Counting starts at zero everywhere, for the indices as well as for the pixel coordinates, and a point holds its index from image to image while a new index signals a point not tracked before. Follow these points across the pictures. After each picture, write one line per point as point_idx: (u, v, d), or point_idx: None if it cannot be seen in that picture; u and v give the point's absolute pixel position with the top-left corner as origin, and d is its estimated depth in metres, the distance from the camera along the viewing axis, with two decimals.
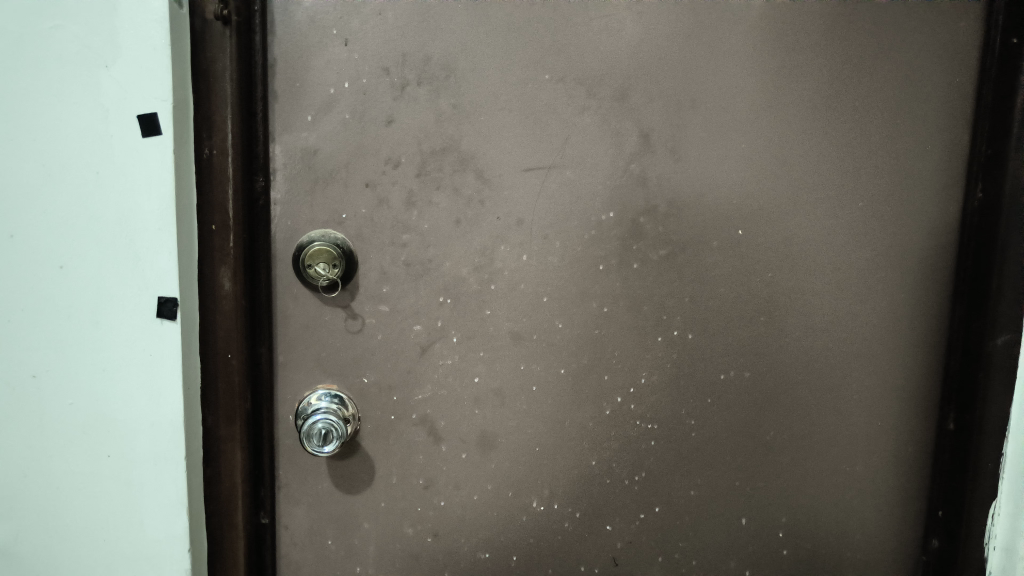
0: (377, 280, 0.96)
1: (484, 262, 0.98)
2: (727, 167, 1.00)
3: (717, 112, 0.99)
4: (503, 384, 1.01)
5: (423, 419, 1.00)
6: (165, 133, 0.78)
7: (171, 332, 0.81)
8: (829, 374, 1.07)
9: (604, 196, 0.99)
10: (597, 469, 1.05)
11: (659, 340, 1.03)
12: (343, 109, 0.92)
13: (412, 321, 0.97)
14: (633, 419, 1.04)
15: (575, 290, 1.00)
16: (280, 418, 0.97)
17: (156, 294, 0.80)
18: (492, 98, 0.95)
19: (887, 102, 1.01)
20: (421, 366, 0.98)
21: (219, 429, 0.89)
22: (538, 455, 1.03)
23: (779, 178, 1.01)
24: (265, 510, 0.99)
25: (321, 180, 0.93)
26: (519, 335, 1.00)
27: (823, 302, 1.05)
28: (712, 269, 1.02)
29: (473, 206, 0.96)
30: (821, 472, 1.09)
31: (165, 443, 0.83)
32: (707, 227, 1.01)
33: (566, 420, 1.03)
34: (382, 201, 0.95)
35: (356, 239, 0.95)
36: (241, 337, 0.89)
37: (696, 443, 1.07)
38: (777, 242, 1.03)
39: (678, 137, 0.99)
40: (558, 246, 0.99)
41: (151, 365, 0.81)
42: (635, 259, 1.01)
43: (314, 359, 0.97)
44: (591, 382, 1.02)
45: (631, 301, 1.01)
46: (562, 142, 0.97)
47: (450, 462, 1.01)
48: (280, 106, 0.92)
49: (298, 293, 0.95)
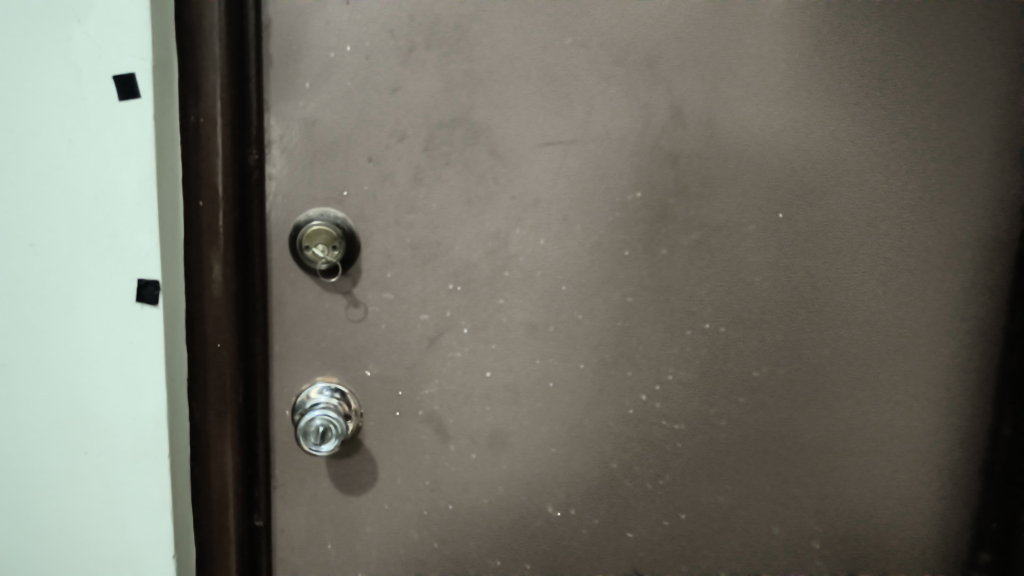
0: (381, 265, 0.88)
1: (498, 247, 0.89)
2: (765, 145, 0.91)
3: (755, 83, 0.90)
4: (518, 379, 0.93)
5: (430, 416, 0.92)
6: (143, 96, 0.70)
7: (152, 319, 0.73)
8: (873, 372, 0.98)
9: (630, 174, 0.90)
10: (619, 472, 0.97)
11: (687, 333, 0.94)
12: (345, 76, 0.84)
13: (419, 310, 0.89)
14: (659, 419, 0.96)
15: (596, 278, 0.92)
16: (276, 413, 0.90)
17: (136, 277, 0.73)
18: (509, 66, 0.86)
19: (943, 73, 0.92)
20: (429, 358, 0.91)
21: (210, 426, 0.80)
22: (554, 457, 0.95)
23: (823, 157, 0.92)
24: (260, 512, 0.91)
25: (321, 154, 0.85)
26: (535, 327, 0.92)
27: (867, 294, 0.96)
28: (747, 257, 0.94)
29: (487, 184, 0.88)
30: (861, 478, 1.01)
31: (146, 439, 0.76)
32: (742, 211, 0.93)
33: (585, 419, 0.95)
34: (387, 178, 0.86)
35: (358, 220, 0.87)
36: (233, 324, 0.79)
37: (726, 445, 0.98)
38: (818, 228, 0.94)
39: (712, 110, 0.90)
40: (578, 230, 0.90)
41: (130, 354, 0.74)
42: (663, 245, 0.92)
43: (313, 350, 0.89)
44: (613, 378, 0.94)
45: (658, 291, 0.93)
46: (584, 115, 0.88)
47: (459, 463, 0.93)
48: (275, 72, 0.84)
49: (295, 278, 0.87)
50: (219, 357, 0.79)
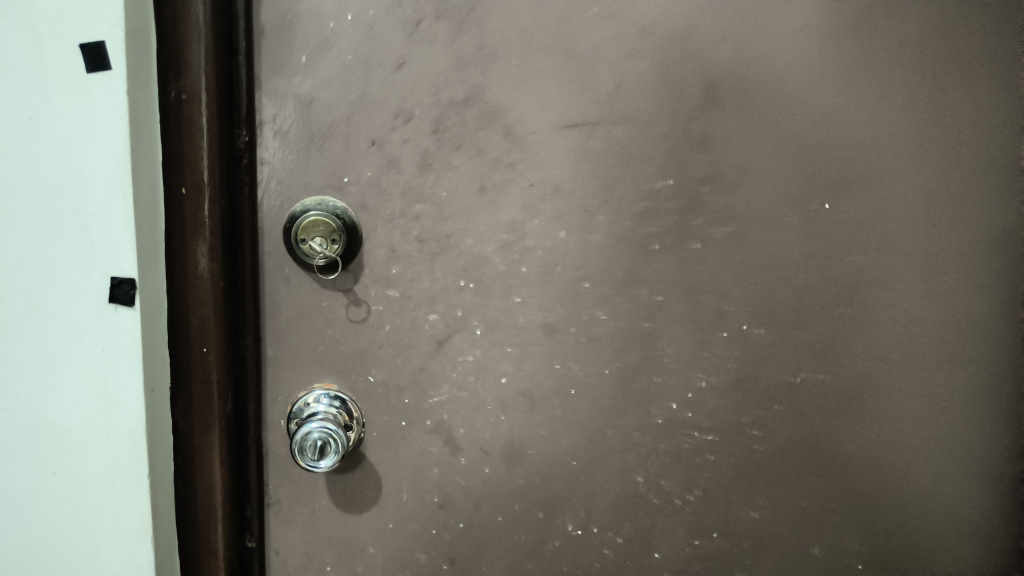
0: (385, 260, 0.80)
1: (514, 240, 0.81)
2: (807, 128, 0.83)
3: (797, 60, 0.82)
4: (535, 385, 0.84)
5: (439, 426, 0.84)
6: (115, 68, 0.63)
7: (127, 321, 0.66)
8: (923, 378, 0.90)
9: (659, 160, 0.81)
10: (645, 486, 0.88)
11: (721, 335, 0.86)
12: (345, 50, 0.76)
13: (427, 310, 0.81)
14: (689, 429, 0.88)
15: (622, 274, 0.83)
16: (270, 423, 0.81)
17: (109, 275, 0.65)
18: (526, 40, 0.78)
19: (997, 51, 0.84)
20: (438, 363, 0.82)
21: (195, 439, 0.71)
22: (574, 471, 0.87)
23: (868, 142, 0.84)
24: (252, 531, 0.83)
25: (319, 136, 0.77)
26: (555, 328, 0.83)
27: (916, 292, 0.88)
28: (787, 251, 0.85)
29: (502, 171, 0.80)
30: (906, 492, 0.92)
31: (123, 455, 0.68)
32: (782, 201, 0.84)
33: (608, 429, 0.86)
34: (392, 163, 0.78)
35: (360, 210, 0.79)
36: (221, 325, 0.71)
37: (762, 456, 0.90)
38: (863, 220, 0.86)
39: (751, 88, 0.81)
40: (602, 221, 0.82)
41: (103, 362, 0.66)
42: (696, 238, 0.84)
43: (311, 354, 0.81)
44: (640, 385, 0.86)
45: (690, 289, 0.84)
46: (609, 95, 0.80)
47: (471, 477, 0.85)
48: (267, 45, 0.76)
49: (290, 274, 0.79)
50: (203, 364, 0.70)
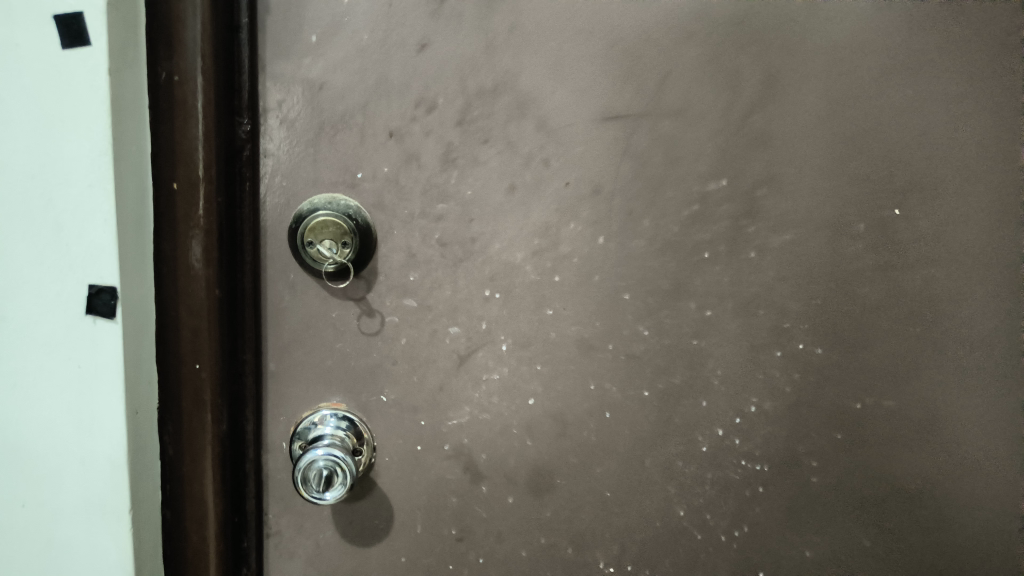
0: (402, 266, 0.71)
1: (546, 246, 0.72)
2: (878, 125, 0.74)
3: (868, 47, 0.73)
4: (567, 408, 0.75)
5: (459, 452, 0.75)
6: (94, 44, 0.54)
7: (106, 335, 0.57)
8: (1006, 409, 0.79)
9: (713, 158, 0.72)
10: (686, 521, 0.79)
11: (776, 354, 0.77)
12: (360, 29, 0.67)
13: (448, 322, 0.72)
14: (737, 459, 0.79)
15: (667, 285, 0.74)
16: (272, 445, 0.73)
17: (87, 282, 0.57)
18: (565, 20, 0.69)
19: None
20: (459, 381, 0.74)
21: (184, 465, 0.64)
22: (608, 503, 0.78)
23: (948, 140, 0.75)
24: (250, 566, 0.75)
25: (329, 126, 0.69)
26: (590, 345, 0.74)
27: (999, 311, 0.77)
28: (851, 262, 0.76)
29: (535, 167, 0.71)
30: (981, 535, 0.82)
31: (102, 487, 0.60)
32: (847, 206, 0.75)
33: (647, 458, 0.77)
34: (411, 158, 0.69)
35: (374, 210, 0.70)
36: (214, 340, 0.64)
37: (818, 490, 0.80)
38: (939, 229, 0.76)
39: (816, 79, 0.72)
40: (646, 226, 0.73)
41: (79, 380, 0.58)
42: (751, 246, 0.74)
43: (318, 369, 0.72)
44: (684, 409, 0.77)
45: (742, 302, 0.75)
46: (659, 83, 0.70)
47: (493, 508, 0.76)
48: (273, 22, 0.67)
49: (296, 281, 0.71)
50: (196, 379, 0.64)
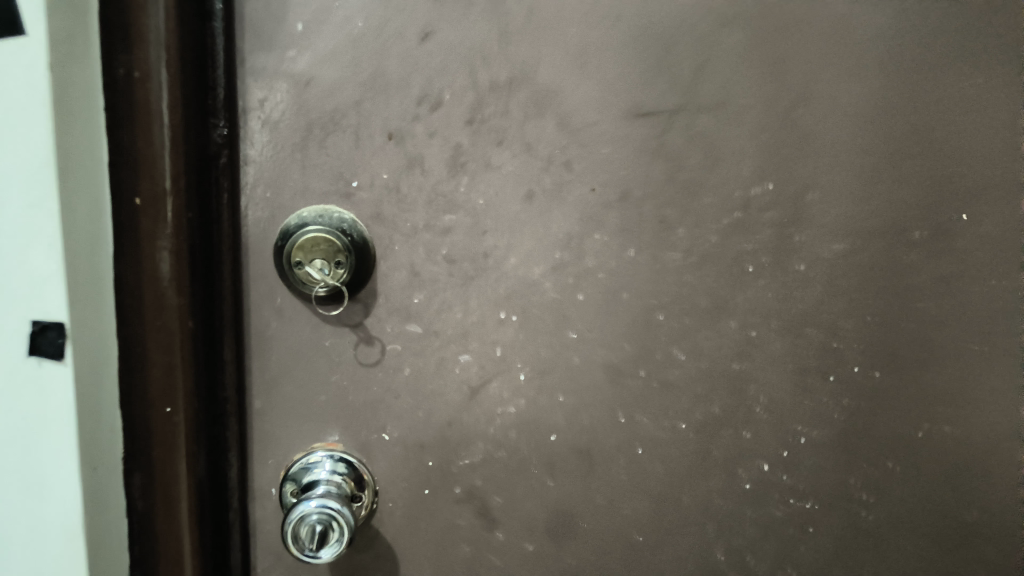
0: (405, 286, 0.62)
1: (569, 261, 0.63)
2: (937, 119, 0.66)
3: (927, 32, 0.65)
4: (594, 443, 0.66)
5: (472, 494, 0.66)
6: (34, 39, 0.47)
7: (56, 377, 0.50)
8: None
9: (753, 159, 0.64)
10: (725, 564, 0.71)
11: (824, 378, 0.69)
12: (354, 15, 0.59)
13: (458, 349, 0.64)
14: (782, 494, 0.70)
15: (705, 303, 0.65)
16: (258, 491, 0.65)
17: (31, 318, 0.49)
18: (589, 3, 0.60)
19: None
20: (471, 415, 0.65)
21: (158, 523, 0.56)
22: (639, 547, 0.69)
23: (1015, 136, 0.67)
24: None
25: (320, 128, 0.60)
26: (620, 372, 0.65)
27: None
28: (908, 274, 0.68)
29: (555, 172, 0.62)
30: None
31: (55, 555, 0.52)
32: (903, 210, 0.67)
33: (683, 496, 0.69)
34: (414, 163, 0.60)
35: (372, 222, 0.61)
36: (189, 373, 0.55)
37: (872, 527, 0.72)
38: (1004, 234, 0.68)
39: (868, 70, 0.65)
40: (682, 236, 0.64)
41: (25, 432, 0.50)
42: (799, 257, 0.66)
43: (311, 405, 0.64)
44: (724, 441, 0.68)
45: (789, 320, 0.67)
46: (694, 75, 0.62)
47: (510, 555, 0.68)
48: (252, 8, 0.58)
49: (284, 305, 0.62)
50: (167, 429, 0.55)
